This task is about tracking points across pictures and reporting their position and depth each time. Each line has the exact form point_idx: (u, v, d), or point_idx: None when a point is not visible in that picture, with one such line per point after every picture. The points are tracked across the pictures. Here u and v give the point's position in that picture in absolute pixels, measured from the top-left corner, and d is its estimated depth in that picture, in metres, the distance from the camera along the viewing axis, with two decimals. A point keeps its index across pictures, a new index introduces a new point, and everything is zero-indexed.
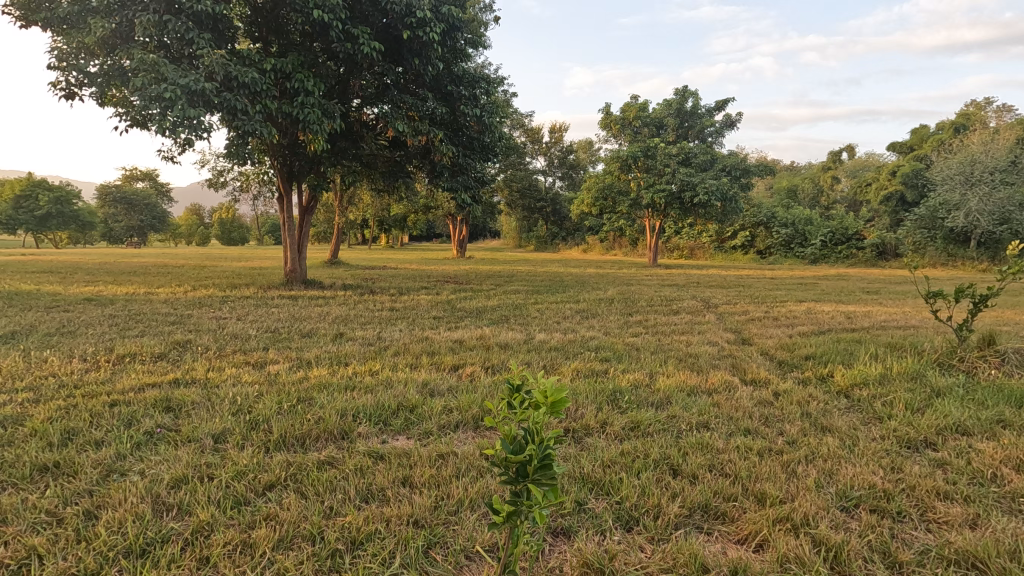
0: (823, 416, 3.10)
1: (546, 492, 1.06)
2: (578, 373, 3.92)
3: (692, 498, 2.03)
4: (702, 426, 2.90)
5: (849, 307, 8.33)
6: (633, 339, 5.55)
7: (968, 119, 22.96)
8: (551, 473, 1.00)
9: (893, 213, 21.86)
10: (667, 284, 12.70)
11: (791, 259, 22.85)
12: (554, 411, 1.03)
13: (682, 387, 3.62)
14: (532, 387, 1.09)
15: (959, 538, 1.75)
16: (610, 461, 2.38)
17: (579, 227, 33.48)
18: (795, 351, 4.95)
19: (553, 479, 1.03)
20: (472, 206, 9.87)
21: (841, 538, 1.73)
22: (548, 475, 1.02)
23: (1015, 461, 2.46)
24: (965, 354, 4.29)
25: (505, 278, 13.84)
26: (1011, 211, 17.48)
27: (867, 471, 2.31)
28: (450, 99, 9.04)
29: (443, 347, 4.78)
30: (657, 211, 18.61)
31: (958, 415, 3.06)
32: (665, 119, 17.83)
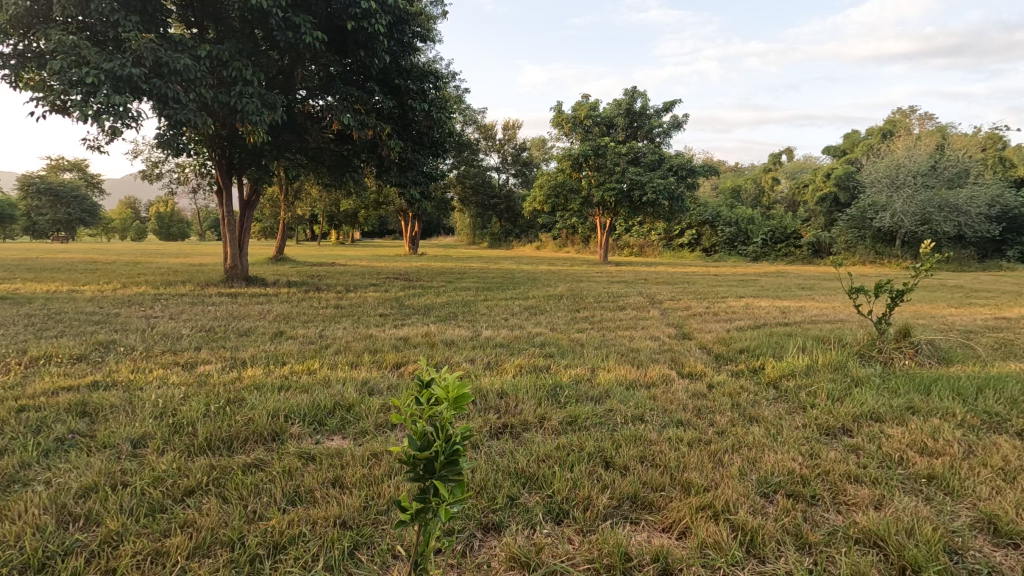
0: (751, 407, 3.23)
1: (453, 488, 1.08)
2: (522, 369, 3.94)
3: (622, 489, 2.08)
4: (637, 419, 2.97)
5: (784, 302, 8.74)
6: (577, 334, 5.64)
7: (894, 125, 24.48)
8: (458, 468, 1.02)
9: (828, 213, 23.12)
10: (616, 281, 12.97)
11: (735, 257, 23.78)
12: (460, 406, 1.04)
13: (622, 381, 3.70)
14: (441, 383, 1.10)
15: (863, 518, 1.87)
16: (545, 455, 2.41)
17: (533, 224, 33.68)
18: (731, 345, 5.16)
19: (460, 475, 1.05)
20: (420, 202, 9.75)
21: (757, 523, 1.82)
22: (455, 470, 1.05)
23: (919, 445, 2.64)
24: (883, 345, 4.57)
25: (455, 274, 13.74)
26: (931, 212, 18.76)
27: (787, 457, 2.42)
28: (398, 93, 8.88)
29: (386, 345, 4.70)
30: (608, 209, 18.97)
31: (873, 403, 3.26)
32: (615, 119, 18.10)
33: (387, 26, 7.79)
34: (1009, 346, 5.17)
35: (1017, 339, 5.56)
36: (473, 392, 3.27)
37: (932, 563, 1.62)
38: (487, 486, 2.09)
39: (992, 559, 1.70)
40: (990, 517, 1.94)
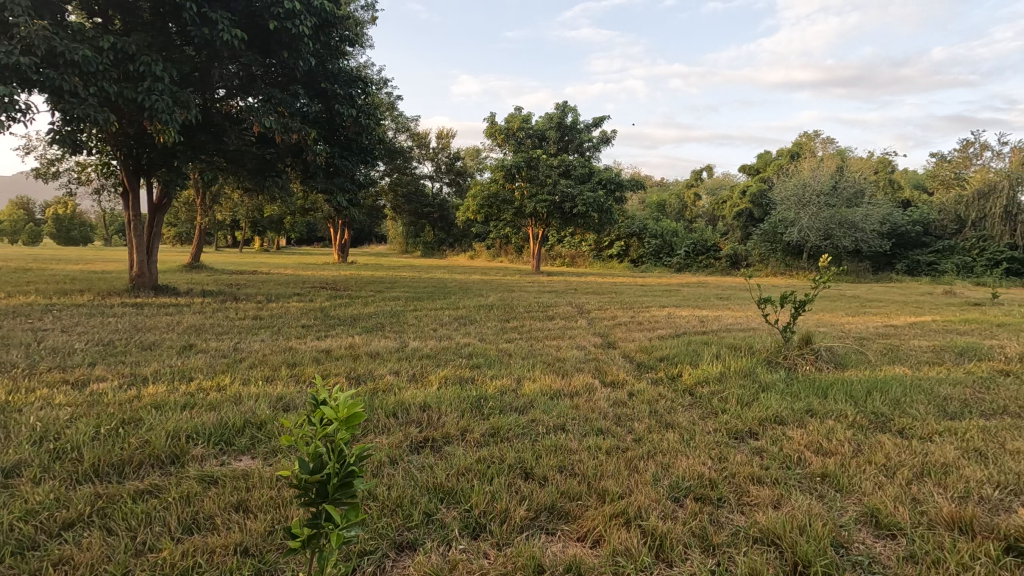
0: (668, 413, 3.36)
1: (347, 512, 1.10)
2: (446, 381, 3.89)
3: (539, 500, 2.09)
4: (558, 428, 3.01)
5: (703, 312, 9.18)
6: (506, 344, 5.67)
7: (800, 148, 26.55)
8: (352, 491, 1.05)
9: (743, 227, 24.66)
10: (547, 291, 13.18)
11: (660, 267, 24.80)
12: (352, 426, 1.06)
13: (546, 391, 3.74)
14: (335, 402, 1.12)
15: (763, 518, 1.98)
16: (465, 468, 2.38)
17: (467, 233, 33.59)
18: (652, 353, 5.36)
19: (354, 497, 1.08)
20: (348, 209, 9.50)
21: (666, 528, 1.88)
22: (349, 493, 1.07)
23: (816, 445, 2.84)
24: (787, 352, 4.92)
25: (385, 284, 13.47)
26: (833, 229, 20.42)
27: (698, 462, 2.53)
28: (324, 97, 8.62)
29: (307, 357, 4.52)
30: (540, 220, 19.27)
31: (777, 407, 3.48)
32: (546, 132, 18.47)
33: (313, 28, 7.58)
34: (895, 351, 5.70)
35: (901, 345, 6.14)
36: (396, 406, 3.20)
37: (821, 558, 1.73)
38: (403, 503, 2.03)
39: (873, 549, 1.84)
40: (873, 510, 2.11)
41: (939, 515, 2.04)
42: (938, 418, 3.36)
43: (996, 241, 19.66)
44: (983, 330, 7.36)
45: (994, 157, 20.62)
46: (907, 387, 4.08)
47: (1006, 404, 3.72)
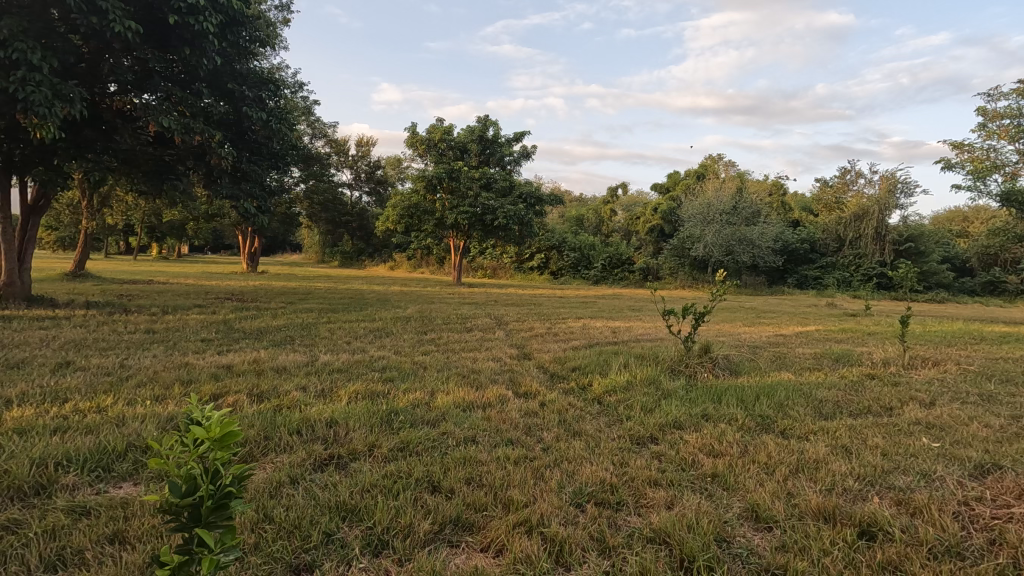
0: (576, 422, 3.48)
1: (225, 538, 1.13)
2: (357, 396, 3.77)
3: (445, 513, 2.09)
4: (469, 440, 3.03)
5: (616, 323, 9.56)
6: (421, 357, 5.62)
7: (705, 169, 28.49)
8: (227, 514, 1.09)
9: (655, 242, 26.03)
10: (466, 302, 13.20)
11: (578, 280, 25.56)
12: (229, 445, 1.10)
13: (459, 403, 3.74)
14: (212, 421, 1.14)
15: (657, 518, 2.10)
16: (370, 484, 2.34)
17: (387, 244, 32.86)
18: (565, 364, 5.53)
19: (231, 521, 1.12)
20: (256, 216, 9.01)
21: (568, 533, 1.95)
22: (225, 517, 1.10)
23: (708, 448, 3.05)
24: (688, 361, 5.25)
25: (298, 295, 12.91)
26: (734, 245, 22.00)
27: (600, 467, 2.64)
28: (231, 98, 8.18)
29: (204, 374, 4.24)
30: (461, 232, 19.28)
31: (676, 413, 3.70)
32: (468, 144, 18.56)
33: (219, 26, 7.19)
34: (782, 358, 6.25)
35: (787, 353, 6.73)
36: (301, 423, 3.07)
37: (705, 552, 1.86)
38: (302, 524, 1.96)
39: (751, 542, 2.01)
40: (753, 506, 2.30)
41: (808, 507, 2.26)
42: (814, 419, 3.72)
43: (869, 259, 22.14)
44: (856, 338, 8.24)
45: (867, 184, 23.22)
46: (789, 391, 4.47)
47: (870, 404, 4.19)
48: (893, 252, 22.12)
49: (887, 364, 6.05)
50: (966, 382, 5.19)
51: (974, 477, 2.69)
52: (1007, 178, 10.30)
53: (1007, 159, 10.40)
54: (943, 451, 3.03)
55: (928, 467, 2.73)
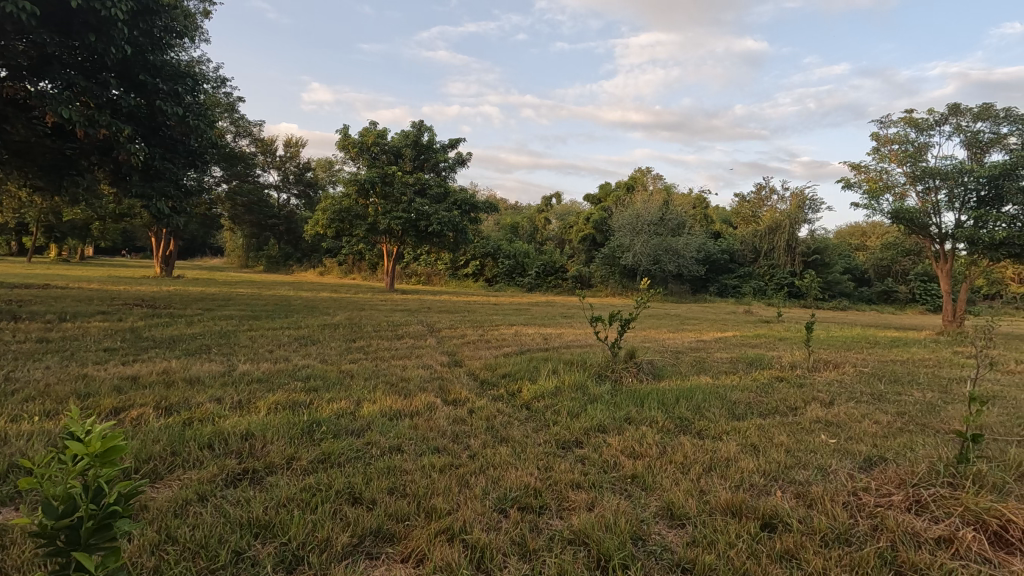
0: (503, 428, 3.50)
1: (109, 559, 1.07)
2: (277, 407, 3.61)
3: (364, 524, 2.05)
4: (394, 449, 2.98)
5: (547, 330, 9.71)
6: (349, 365, 5.47)
7: (634, 181, 29.62)
8: (110, 535, 1.04)
9: (587, 251, 26.71)
10: (399, 309, 12.99)
11: (513, 287, 25.74)
12: (113, 461, 1.06)
13: (386, 412, 3.67)
14: (94, 437, 1.08)
15: (577, 520, 2.15)
16: (287, 498, 2.24)
17: (316, 248, 31.65)
18: (495, 370, 5.56)
19: (114, 542, 1.05)
20: (170, 218, 8.42)
21: (488, 539, 1.96)
22: (108, 538, 1.05)
23: (629, 449, 3.16)
24: (614, 366, 5.43)
25: (218, 301, 12.20)
26: (661, 255, 22.96)
27: (525, 473, 2.67)
28: (143, 91, 7.64)
29: (105, 386, 3.91)
30: (395, 238, 18.93)
31: (601, 417, 3.80)
32: (402, 149, 18.33)
33: (129, 13, 6.73)
34: (701, 363, 6.58)
35: (707, 358, 7.10)
36: (213, 436, 2.91)
37: (620, 551, 1.93)
38: (209, 542, 1.86)
39: (666, 539, 2.10)
40: (670, 504, 2.40)
41: (718, 503, 2.39)
42: (727, 420, 3.95)
43: (782, 269, 23.81)
44: (768, 343, 8.82)
45: (779, 200, 24.99)
46: (706, 394, 4.72)
47: (777, 404, 4.51)
48: (802, 263, 23.94)
49: (794, 367, 6.52)
50: (861, 383, 5.70)
51: (863, 469, 2.95)
52: (897, 198, 11.40)
53: (897, 180, 11.49)
54: (838, 447, 3.30)
55: (824, 462, 2.97)
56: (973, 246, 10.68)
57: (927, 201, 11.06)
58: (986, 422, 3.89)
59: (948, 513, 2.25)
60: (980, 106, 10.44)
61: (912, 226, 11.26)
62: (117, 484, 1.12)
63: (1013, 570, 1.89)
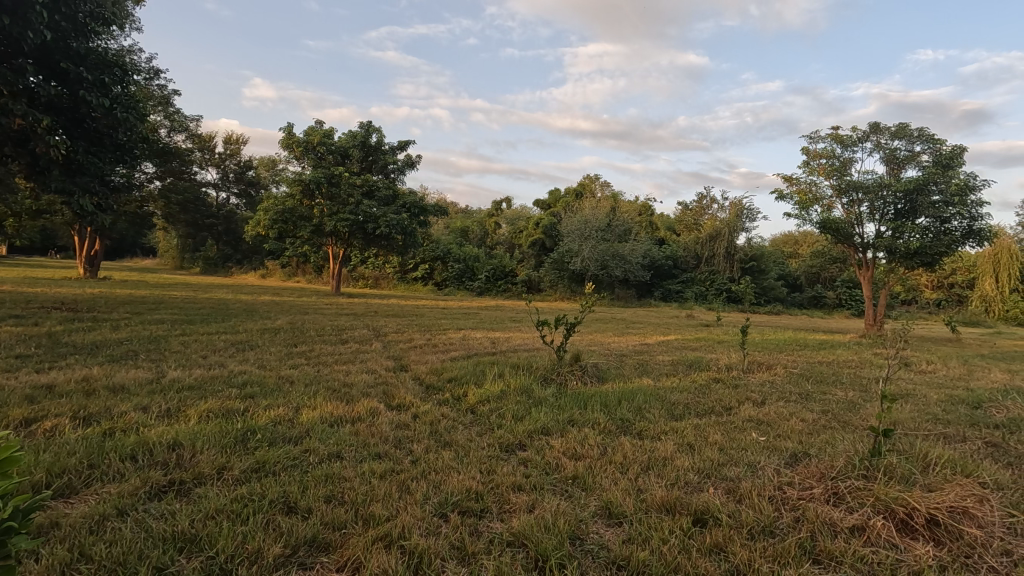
0: (447, 432, 3.49)
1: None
2: (209, 415, 3.45)
3: (298, 534, 1.99)
4: (334, 456, 2.91)
5: (495, 334, 9.73)
6: (288, 371, 5.29)
7: (582, 188, 30.18)
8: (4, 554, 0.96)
9: (537, 256, 26.92)
10: (344, 313, 12.69)
11: (462, 291, 25.64)
12: (12, 473, 0.99)
13: (326, 419, 3.57)
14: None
15: (516, 522, 2.17)
16: (216, 510, 2.15)
17: (257, 250, 30.41)
18: (441, 375, 5.52)
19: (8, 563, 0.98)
20: (94, 216, 7.87)
21: (426, 544, 1.95)
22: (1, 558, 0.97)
23: (571, 450, 3.21)
24: (560, 369, 5.50)
25: (148, 304, 11.53)
26: (608, 260, 23.45)
27: (466, 476, 2.66)
28: (66, 80, 7.14)
29: (14, 395, 3.61)
30: (341, 240, 18.47)
31: (544, 419, 3.85)
32: (349, 150, 17.93)
33: None
34: (644, 366, 6.77)
35: (649, 360, 7.32)
36: (136, 447, 2.75)
37: (558, 551, 1.96)
38: (128, 560, 1.76)
39: (603, 537, 2.15)
40: (607, 504, 2.46)
41: (654, 501, 2.47)
42: (666, 420, 4.07)
43: (721, 275, 24.84)
44: (706, 346, 9.18)
45: (719, 209, 26.10)
46: (648, 395, 4.85)
47: (713, 404, 4.70)
48: (740, 270, 25.05)
49: (730, 368, 6.80)
50: (790, 383, 6.02)
51: (788, 465, 3.12)
52: (825, 209, 12.13)
53: (824, 193, 12.23)
54: (767, 444, 3.47)
55: (753, 458, 3.12)
56: (891, 255, 11.50)
57: (851, 213, 11.83)
58: (898, 418, 4.21)
59: (862, 504, 2.42)
60: (897, 125, 11.28)
61: (838, 236, 12.00)
62: (12, 499, 1.03)
63: (916, 553, 2.06)
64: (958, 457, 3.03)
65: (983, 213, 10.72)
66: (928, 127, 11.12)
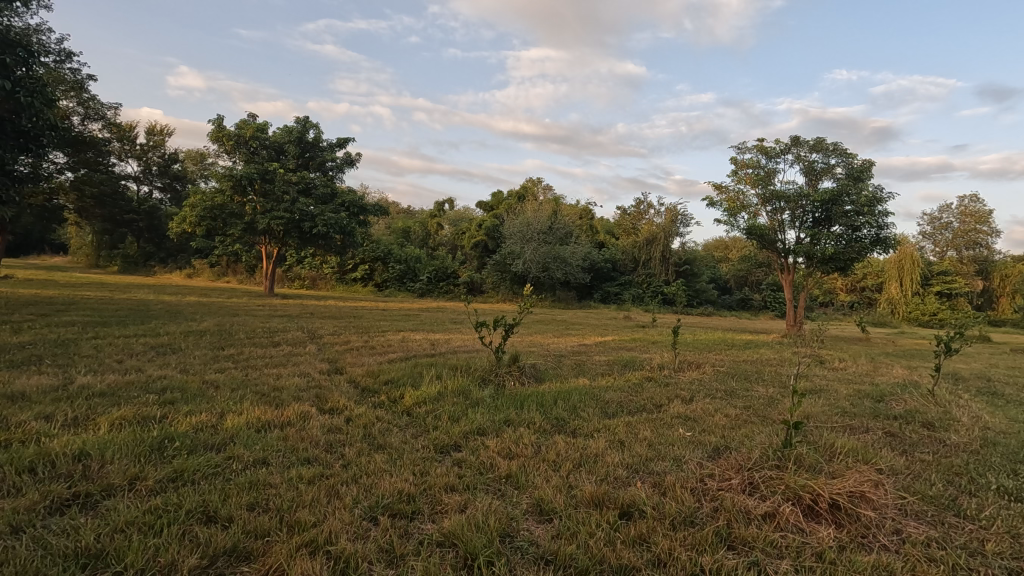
0: (382, 435, 3.43)
1: None
2: (122, 424, 3.23)
3: (218, 543, 1.91)
4: (259, 462, 2.80)
5: (435, 335, 9.69)
6: (213, 375, 5.03)
7: (525, 191, 30.45)
8: None
9: (479, 258, 26.89)
10: (278, 315, 12.19)
11: (403, 292, 25.25)
12: None
13: (253, 424, 3.43)
14: None
15: (448, 522, 2.17)
16: (127, 522, 2.03)
17: (183, 248, 28.69)
18: (378, 377, 5.43)
19: None
20: None
21: (354, 548, 1.92)
22: None
23: (506, 450, 3.24)
24: (498, 370, 5.54)
25: (57, 305, 10.63)
26: (549, 262, 23.76)
27: (399, 479, 2.64)
28: None
29: None
30: (275, 239, 17.74)
31: (480, 420, 3.86)
32: (284, 146, 17.27)
33: None
34: (581, 366, 6.94)
35: (587, 360, 7.50)
36: (36, 459, 2.54)
37: (486, 548, 1.98)
38: None
39: (532, 534, 2.19)
40: (539, 500, 2.51)
41: (584, 496, 2.54)
42: (599, 418, 4.19)
43: (658, 278, 25.73)
44: (641, 346, 9.51)
45: (656, 214, 27.05)
46: (583, 394, 4.98)
47: (645, 402, 4.88)
48: (675, 273, 26.03)
49: (662, 367, 7.08)
50: (717, 380, 6.34)
51: (711, 458, 3.29)
52: (751, 216, 12.82)
53: (750, 201, 12.94)
54: (692, 439, 3.64)
55: (679, 453, 3.26)
56: (809, 260, 12.30)
57: (775, 220, 12.57)
58: (811, 411, 4.53)
59: (774, 492, 2.58)
60: (815, 139, 12.09)
61: (763, 241, 12.74)
62: None
63: (819, 536, 2.23)
64: (859, 446, 3.30)
65: (889, 223, 11.67)
66: (842, 142, 11.99)
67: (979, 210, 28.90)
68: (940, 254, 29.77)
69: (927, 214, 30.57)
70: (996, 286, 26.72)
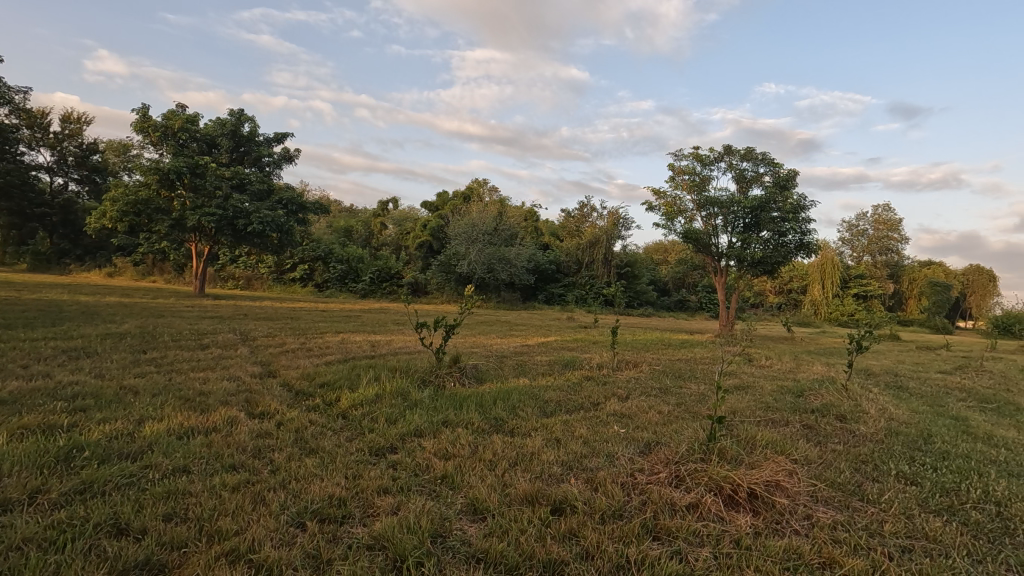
0: (314, 439, 3.34)
1: None
2: (24, 434, 2.98)
3: (128, 557, 1.80)
4: (180, 470, 2.66)
5: (376, 336, 9.54)
6: (133, 380, 4.73)
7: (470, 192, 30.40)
8: None
9: (423, 258, 26.60)
10: (208, 316, 11.57)
11: (345, 292, 24.59)
12: None
13: (175, 431, 3.25)
14: None
15: (379, 525, 2.14)
16: (23, 539, 1.87)
17: (103, 245, 26.73)
18: (313, 380, 5.27)
19: None
20: None
21: (279, 554, 1.87)
22: None
23: (442, 451, 3.23)
24: (438, 371, 5.51)
25: None
26: (494, 263, 23.77)
27: (330, 483, 2.58)
28: None
29: None
30: (207, 237, 16.86)
31: (418, 421, 3.82)
32: (216, 139, 16.46)
33: None
34: (523, 366, 7.02)
35: (529, 361, 7.58)
36: None
37: (416, 549, 1.97)
38: None
39: (464, 533, 2.19)
40: (473, 500, 2.51)
41: (517, 494, 2.57)
42: (538, 417, 4.24)
43: (600, 280, 26.31)
44: (582, 346, 9.73)
45: (598, 217, 27.66)
46: (523, 394, 5.02)
47: (583, 401, 4.98)
48: (616, 275, 26.71)
49: (601, 367, 7.25)
50: (652, 379, 6.57)
51: (642, 453, 3.40)
52: (687, 221, 13.35)
53: (687, 206, 13.44)
54: (626, 435, 3.75)
55: (612, 449, 3.35)
56: (740, 263, 12.94)
57: (709, 225, 13.13)
58: (736, 406, 4.76)
59: (698, 483, 2.71)
60: (745, 148, 12.75)
61: (697, 245, 13.28)
62: None
63: (737, 524, 2.35)
64: (777, 438, 3.50)
65: (811, 229, 12.45)
66: (769, 152, 12.70)
67: (890, 218, 31.31)
68: (857, 258, 32.00)
69: (846, 221, 32.81)
70: (905, 288, 29.01)
